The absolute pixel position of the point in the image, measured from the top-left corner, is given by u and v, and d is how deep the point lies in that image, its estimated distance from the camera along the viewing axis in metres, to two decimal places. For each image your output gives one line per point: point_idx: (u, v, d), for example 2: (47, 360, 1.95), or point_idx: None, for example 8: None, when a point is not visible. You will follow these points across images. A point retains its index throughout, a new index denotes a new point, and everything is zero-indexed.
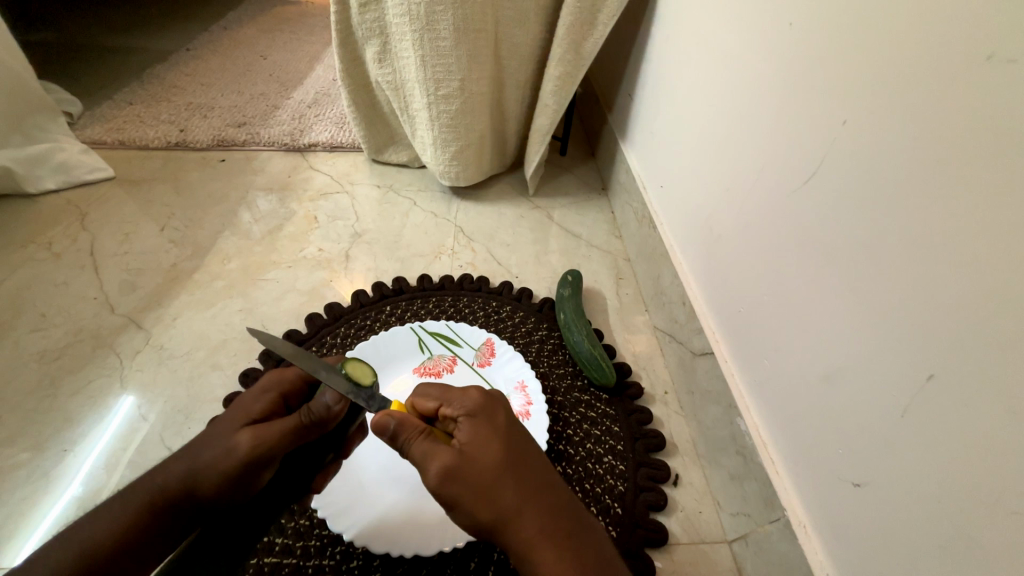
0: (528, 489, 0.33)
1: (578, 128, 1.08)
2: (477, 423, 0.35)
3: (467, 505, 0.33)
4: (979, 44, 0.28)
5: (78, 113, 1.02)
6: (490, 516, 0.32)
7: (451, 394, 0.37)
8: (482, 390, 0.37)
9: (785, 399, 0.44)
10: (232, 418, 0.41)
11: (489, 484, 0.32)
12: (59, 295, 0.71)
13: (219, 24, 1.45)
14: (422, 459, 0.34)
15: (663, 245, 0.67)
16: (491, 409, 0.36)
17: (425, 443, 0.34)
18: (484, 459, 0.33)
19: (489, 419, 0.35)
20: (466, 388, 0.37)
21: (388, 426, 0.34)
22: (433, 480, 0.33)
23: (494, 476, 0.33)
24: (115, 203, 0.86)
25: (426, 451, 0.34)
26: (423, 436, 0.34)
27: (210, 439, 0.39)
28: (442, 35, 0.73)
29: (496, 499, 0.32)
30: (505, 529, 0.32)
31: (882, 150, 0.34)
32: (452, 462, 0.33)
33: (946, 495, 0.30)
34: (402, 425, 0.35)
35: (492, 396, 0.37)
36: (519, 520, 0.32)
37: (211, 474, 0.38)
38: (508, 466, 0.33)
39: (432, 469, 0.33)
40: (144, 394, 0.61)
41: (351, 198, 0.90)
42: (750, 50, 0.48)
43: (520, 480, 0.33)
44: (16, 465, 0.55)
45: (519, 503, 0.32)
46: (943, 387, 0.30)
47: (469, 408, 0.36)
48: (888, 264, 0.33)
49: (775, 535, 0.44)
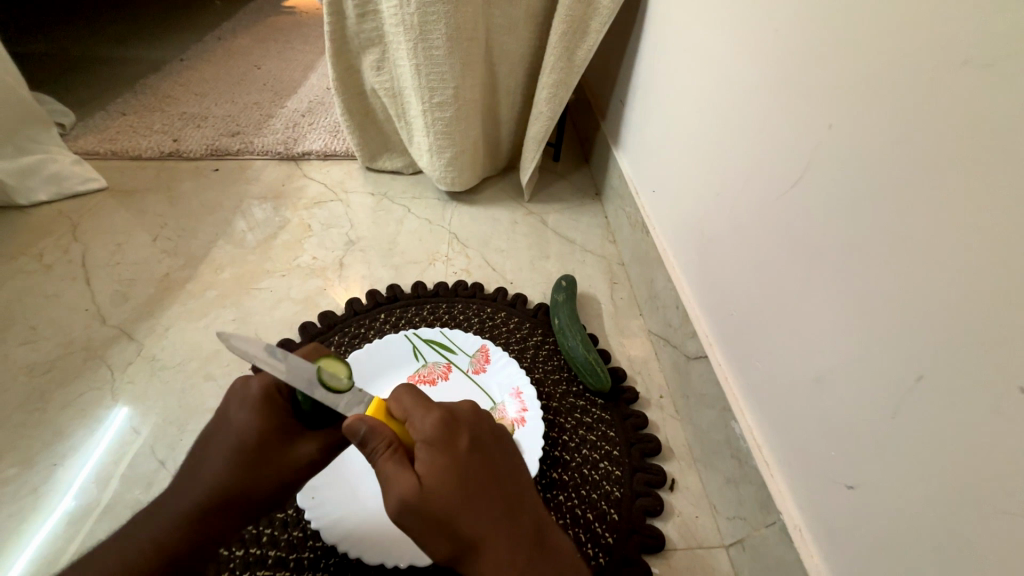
0: (492, 518, 0.33)
1: (571, 134, 1.09)
2: (436, 453, 0.34)
3: (426, 533, 0.33)
4: (954, 49, 0.28)
5: (70, 124, 1.02)
6: (452, 543, 0.33)
7: (417, 410, 0.36)
8: (445, 411, 0.36)
9: (778, 400, 0.44)
10: (260, 434, 0.39)
11: (450, 514, 0.32)
12: (50, 307, 0.70)
13: (214, 35, 1.46)
14: (386, 479, 0.33)
15: (657, 249, 0.68)
16: (454, 437, 0.35)
17: (389, 463, 0.33)
18: (444, 490, 0.33)
19: (449, 448, 0.34)
20: (432, 406, 0.36)
21: (358, 431, 0.34)
22: (393, 505, 0.32)
23: (454, 507, 0.32)
24: (108, 213, 0.85)
25: (388, 474, 0.33)
26: (388, 452, 0.34)
27: (259, 460, 0.39)
28: (436, 44, 0.73)
29: (457, 529, 0.33)
30: (467, 555, 0.33)
31: (867, 152, 0.34)
32: (412, 490, 0.32)
33: (938, 498, 0.30)
34: (373, 432, 0.34)
35: (455, 420, 0.36)
36: (481, 548, 0.33)
37: (279, 485, 0.40)
38: (468, 501, 0.33)
39: (391, 492, 0.33)
40: (136, 406, 0.60)
41: (345, 206, 0.90)
42: (735, 55, 0.49)
43: (483, 510, 0.33)
44: (5, 480, 0.54)
45: (483, 533, 0.33)
46: (932, 387, 0.30)
47: (431, 433, 0.35)
48: (878, 268, 0.34)
49: (772, 539, 0.44)
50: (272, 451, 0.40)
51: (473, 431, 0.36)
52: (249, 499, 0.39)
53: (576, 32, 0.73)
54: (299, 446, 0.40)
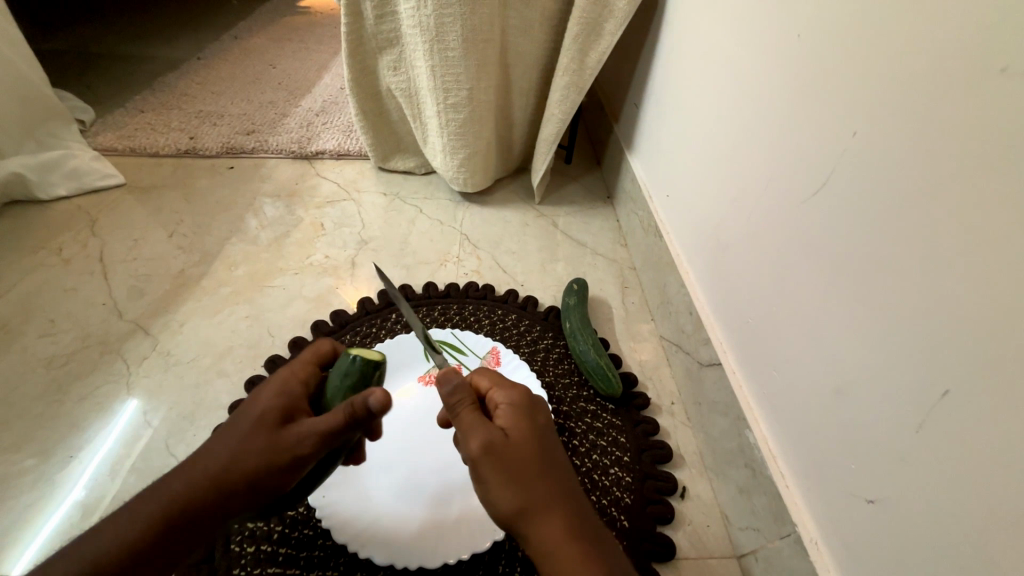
0: (562, 488, 0.34)
1: (583, 137, 1.09)
2: (520, 417, 0.36)
3: (499, 488, 0.33)
4: (992, 58, 0.28)
5: (90, 121, 1.04)
6: (517, 507, 0.33)
7: (501, 380, 0.38)
8: (531, 386, 0.38)
9: (796, 410, 0.43)
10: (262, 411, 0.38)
11: (528, 474, 0.33)
12: (67, 301, 0.71)
13: (230, 34, 1.48)
14: (467, 428, 0.35)
15: (670, 254, 0.67)
16: (536, 408, 0.37)
17: (474, 415, 0.35)
18: (525, 450, 0.34)
19: (531, 416, 0.36)
20: (517, 381, 0.39)
21: (448, 381, 0.36)
22: (474, 451, 0.34)
23: (533, 467, 0.34)
24: (125, 209, 0.86)
25: (471, 424, 0.35)
26: (472, 407, 0.36)
27: (249, 440, 0.37)
28: (452, 46, 0.73)
29: (529, 492, 0.33)
30: (529, 524, 0.33)
31: (893, 163, 0.34)
32: (496, 441, 0.34)
33: (963, 515, 0.29)
34: (461, 384, 0.36)
35: (538, 395, 0.38)
36: (547, 516, 0.33)
37: (260, 474, 0.36)
38: (546, 466, 0.34)
39: (474, 441, 0.34)
40: (150, 400, 0.61)
41: (357, 205, 0.90)
42: (756, 61, 0.49)
43: (557, 477, 0.34)
44: (22, 471, 0.55)
45: (553, 502, 0.33)
46: (957, 403, 0.30)
47: (517, 399, 0.37)
48: (903, 280, 0.33)
49: (786, 551, 0.43)
50: (266, 431, 0.37)
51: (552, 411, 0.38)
52: (231, 488, 0.36)
53: (592, 35, 0.73)
54: (286, 432, 0.36)
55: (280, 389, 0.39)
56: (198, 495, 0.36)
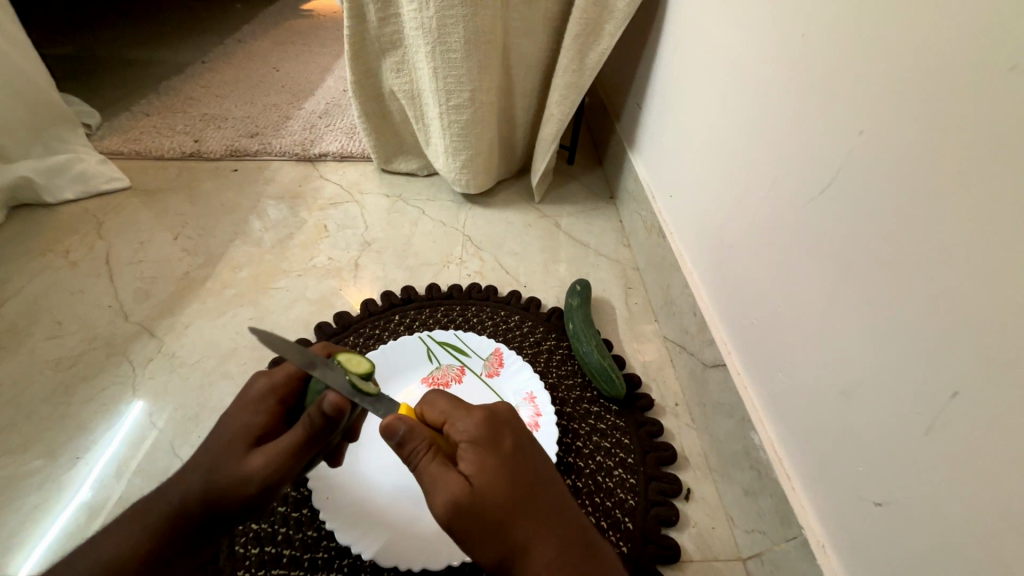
0: (540, 522, 0.33)
1: (586, 137, 1.09)
2: (482, 454, 0.34)
3: (476, 536, 0.33)
4: (999, 56, 0.28)
5: (96, 125, 1.05)
6: (500, 551, 0.33)
7: (456, 412, 0.37)
8: (488, 411, 0.36)
9: (802, 412, 0.43)
10: (236, 431, 0.39)
11: (500, 518, 0.32)
12: (74, 303, 0.72)
13: (234, 37, 1.49)
14: (430, 482, 0.34)
15: (674, 255, 0.67)
16: (498, 436, 0.35)
17: (433, 464, 0.34)
18: (493, 490, 0.33)
19: (493, 448, 0.35)
20: (471, 407, 0.37)
21: (396, 433, 0.34)
22: (441, 507, 0.33)
23: (505, 510, 0.33)
24: (131, 212, 0.87)
25: (433, 476, 0.34)
26: (430, 455, 0.34)
27: (221, 461, 0.38)
28: (454, 48, 0.73)
29: (507, 534, 0.32)
30: (516, 564, 0.32)
31: (900, 161, 0.33)
32: (460, 491, 0.33)
33: (973, 520, 0.29)
34: (411, 434, 0.34)
35: (496, 421, 0.36)
36: (532, 555, 0.32)
37: (231, 497, 0.37)
38: (519, 503, 0.33)
39: (439, 496, 0.33)
40: (155, 402, 0.61)
41: (360, 207, 0.91)
42: (759, 60, 0.48)
43: (533, 513, 0.33)
44: (29, 472, 0.55)
45: (533, 540, 0.32)
46: (966, 406, 0.29)
47: (475, 432, 0.35)
48: (910, 281, 0.33)
49: (792, 554, 0.43)
50: (236, 452, 0.38)
51: (516, 431, 0.36)
52: (212, 507, 0.37)
53: (594, 35, 0.73)
54: (253, 455, 0.37)
55: (251, 406, 0.40)
56: (183, 511, 0.38)
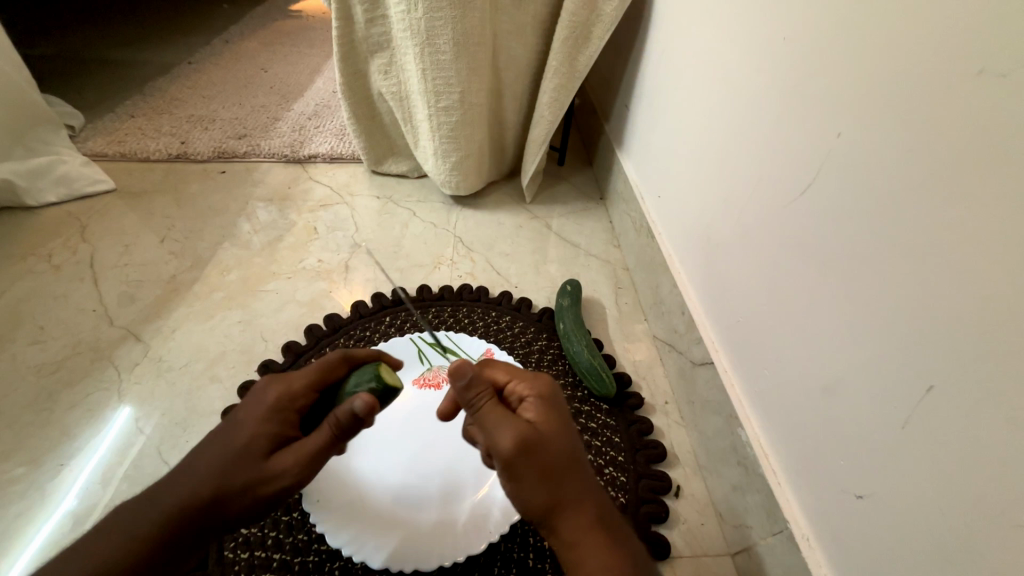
0: (587, 477, 0.36)
1: (576, 138, 1.09)
2: (548, 409, 0.38)
3: (529, 482, 0.34)
4: (970, 60, 0.28)
5: (79, 126, 1.03)
6: (548, 501, 0.34)
7: (521, 373, 0.40)
8: (551, 379, 0.41)
9: (786, 408, 0.43)
10: (255, 433, 0.38)
11: (557, 466, 0.35)
12: (58, 308, 0.71)
13: (221, 38, 1.47)
14: (493, 424, 0.36)
15: (662, 254, 0.68)
16: (559, 398, 0.39)
17: (497, 409, 0.37)
18: (553, 439, 0.36)
19: (554, 406, 0.38)
20: (536, 372, 0.41)
21: (467, 373, 0.37)
22: (505, 445, 0.35)
23: (559, 459, 0.35)
24: (116, 214, 0.86)
25: (498, 419, 0.36)
26: (494, 401, 0.37)
27: (236, 463, 0.36)
28: (442, 49, 0.74)
29: (557, 483, 0.35)
30: (560, 515, 0.34)
31: (878, 162, 0.34)
32: (527, 431, 0.35)
33: (950, 511, 0.30)
34: (480, 378, 0.37)
35: (557, 387, 0.40)
36: (581, 505, 0.35)
37: (252, 496, 0.36)
38: (574, 454, 0.36)
39: (503, 434, 0.35)
40: (142, 407, 0.60)
41: (350, 208, 0.90)
42: (744, 61, 0.49)
43: (583, 466, 0.36)
44: (12, 480, 0.54)
45: (580, 492, 0.35)
46: (941, 399, 0.30)
47: (540, 390, 0.39)
48: (889, 277, 0.33)
49: (779, 548, 0.44)
50: (258, 453, 0.37)
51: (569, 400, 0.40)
52: (224, 510, 0.36)
53: (582, 37, 0.74)
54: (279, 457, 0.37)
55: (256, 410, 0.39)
56: (188, 514, 0.36)
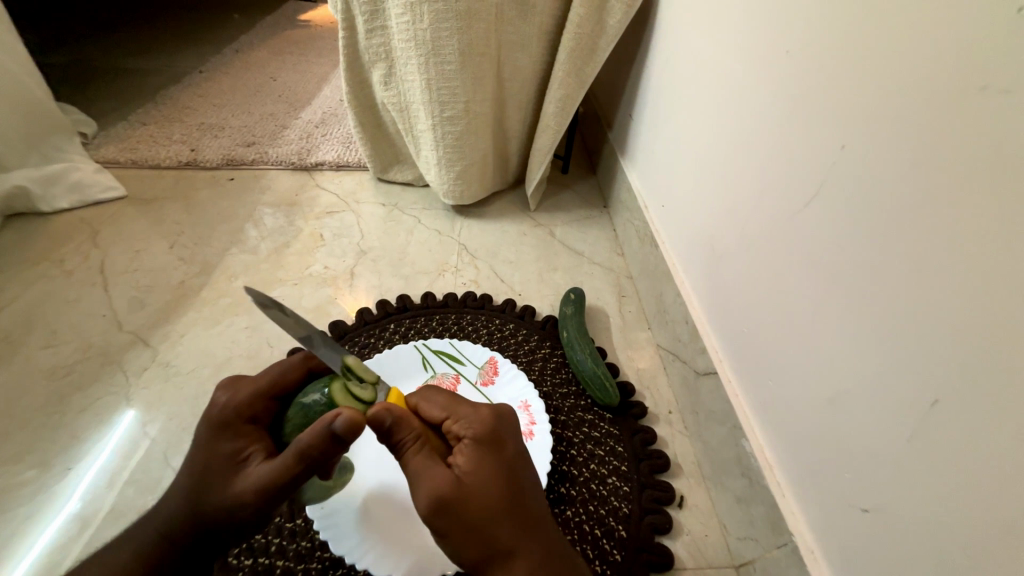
0: (523, 530, 0.34)
1: (580, 147, 1.10)
2: (481, 452, 0.35)
3: (458, 534, 0.33)
4: (971, 77, 0.29)
5: (93, 134, 1.05)
6: (481, 554, 0.33)
7: (458, 407, 0.37)
8: (493, 412, 0.38)
9: (791, 421, 0.43)
10: (216, 457, 0.37)
11: (487, 520, 0.33)
12: (69, 312, 0.72)
13: (232, 47, 1.50)
14: (415, 473, 0.34)
15: (666, 264, 0.68)
16: (499, 439, 0.36)
17: (420, 457, 0.34)
18: (484, 489, 0.34)
19: (493, 448, 0.36)
20: (476, 404, 0.38)
21: (384, 422, 0.34)
22: (424, 497, 0.33)
23: (490, 511, 0.34)
24: (126, 220, 0.87)
25: (421, 467, 0.34)
26: (416, 446, 0.35)
27: (207, 487, 0.36)
28: (448, 60, 0.74)
29: (489, 535, 0.33)
30: (495, 563, 0.33)
31: (881, 178, 0.34)
32: (447, 484, 0.33)
33: (957, 527, 0.29)
34: (400, 424, 0.35)
35: (500, 423, 0.37)
36: (513, 561, 0.33)
37: (223, 521, 0.36)
38: (507, 506, 0.34)
39: (423, 487, 0.33)
40: (148, 412, 0.61)
41: (356, 216, 0.91)
42: (747, 74, 0.49)
43: (519, 519, 0.34)
44: (20, 483, 0.55)
45: (514, 545, 0.34)
46: (947, 413, 0.30)
47: (477, 430, 0.36)
48: (893, 290, 0.33)
49: (783, 561, 0.43)
50: (222, 477, 0.36)
51: (515, 437, 0.38)
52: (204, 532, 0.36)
53: (586, 48, 0.75)
54: (242, 479, 0.35)
55: (218, 432, 0.38)
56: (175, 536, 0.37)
